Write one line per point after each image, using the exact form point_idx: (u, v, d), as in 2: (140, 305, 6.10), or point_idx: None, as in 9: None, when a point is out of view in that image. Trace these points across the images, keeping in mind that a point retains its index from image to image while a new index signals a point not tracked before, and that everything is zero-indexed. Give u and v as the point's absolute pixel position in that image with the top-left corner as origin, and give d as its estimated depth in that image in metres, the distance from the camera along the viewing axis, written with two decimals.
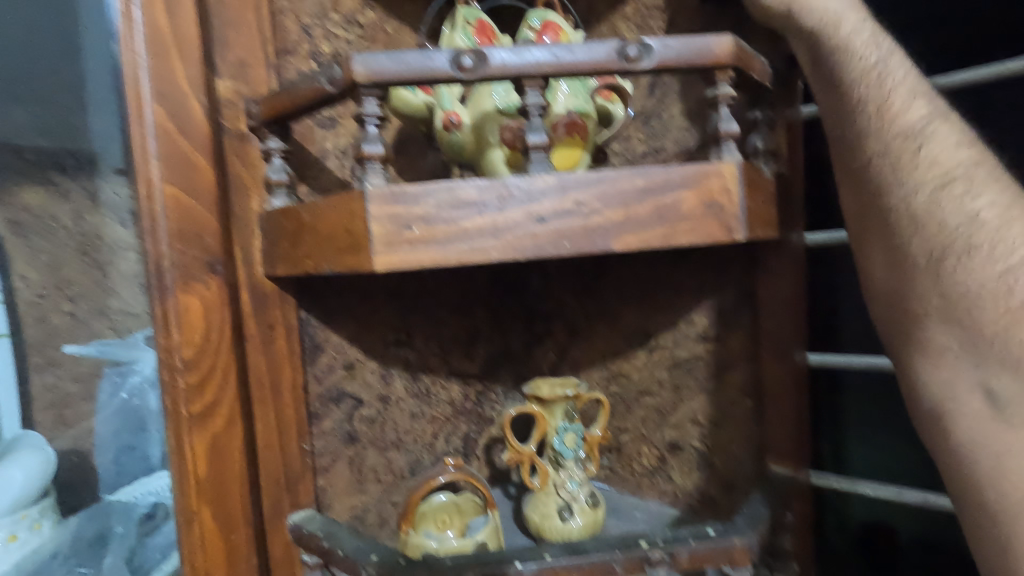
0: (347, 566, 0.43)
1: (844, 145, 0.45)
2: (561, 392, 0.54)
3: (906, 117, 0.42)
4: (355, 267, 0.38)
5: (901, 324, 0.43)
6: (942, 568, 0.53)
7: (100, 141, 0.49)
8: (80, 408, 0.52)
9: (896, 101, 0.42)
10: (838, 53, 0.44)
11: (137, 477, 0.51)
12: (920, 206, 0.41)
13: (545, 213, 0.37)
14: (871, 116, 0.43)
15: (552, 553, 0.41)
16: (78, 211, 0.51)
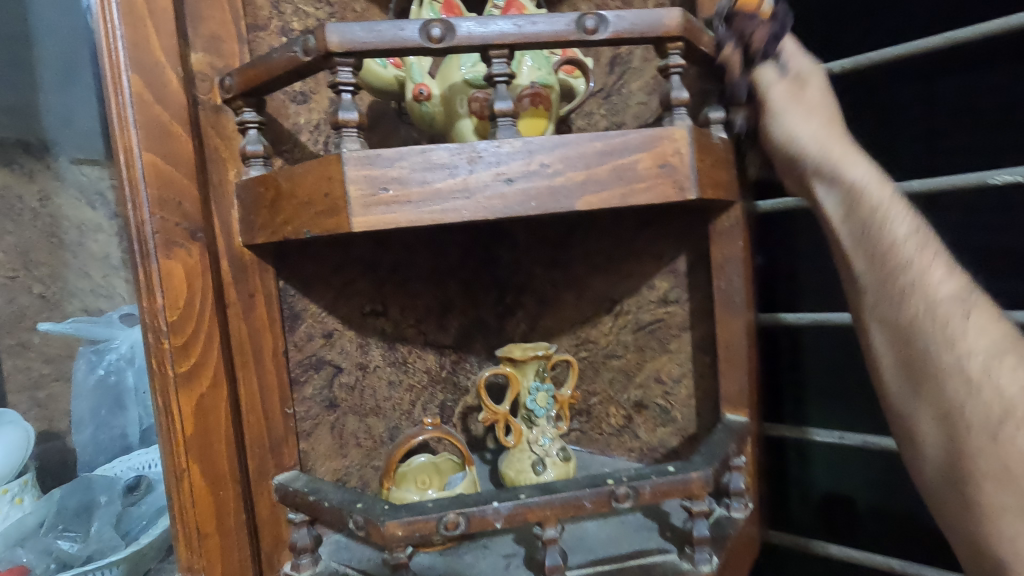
0: (333, 516, 0.45)
1: (870, 299, 0.46)
2: (533, 353, 0.57)
3: (944, 283, 0.43)
4: (334, 229, 0.40)
5: (943, 480, 0.42)
6: (887, 495, 0.60)
7: (59, 127, 0.54)
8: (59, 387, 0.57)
9: (936, 270, 0.44)
10: (876, 213, 0.46)
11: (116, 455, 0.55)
12: (971, 369, 0.41)
13: (513, 174, 0.40)
14: (910, 279, 0.44)
15: (527, 493, 0.43)
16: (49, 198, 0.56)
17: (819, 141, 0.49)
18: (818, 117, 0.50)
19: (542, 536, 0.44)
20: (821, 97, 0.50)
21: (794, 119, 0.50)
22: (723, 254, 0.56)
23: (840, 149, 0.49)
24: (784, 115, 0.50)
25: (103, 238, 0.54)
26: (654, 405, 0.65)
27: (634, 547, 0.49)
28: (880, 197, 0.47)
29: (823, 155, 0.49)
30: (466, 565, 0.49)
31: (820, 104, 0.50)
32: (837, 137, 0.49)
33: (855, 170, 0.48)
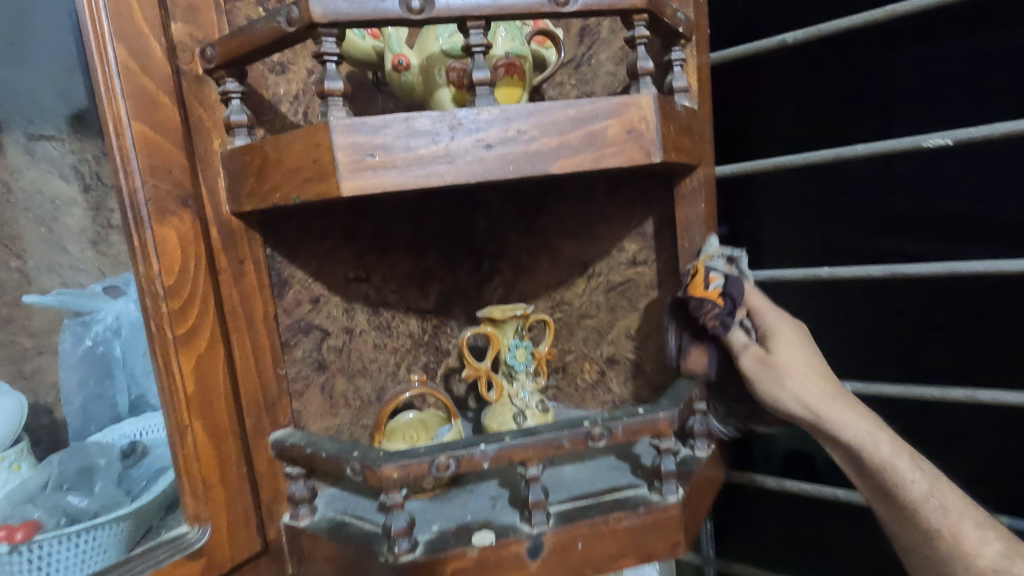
0: (330, 465, 0.48)
1: (888, 498, 0.50)
2: (511, 313, 0.61)
3: (920, 480, 0.49)
4: (323, 194, 0.42)
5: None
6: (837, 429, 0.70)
7: (26, 104, 0.56)
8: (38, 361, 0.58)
9: (942, 479, 0.50)
10: (884, 469, 0.50)
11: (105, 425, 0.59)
12: (968, 539, 0.47)
13: (492, 140, 0.43)
14: (916, 490, 0.49)
15: (510, 436, 0.47)
16: (15, 168, 0.57)
17: (808, 381, 0.53)
18: (804, 367, 0.53)
19: (526, 475, 0.48)
20: (789, 334, 0.55)
21: (785, 376, 0.53)
22: (687, 215, 0.60)
23: (827, 404, 0.52)
24: (772, 377, 0.53)
25: (79, 213, 0.57)
26: (625, 360, 0.69)
27: (609, 485, 0.54)
28: (870, 441, 0.51)
29: (824, 415, 0.52)
30: (456, 507, 0.53)
31: (799, 343, 0.55)
32: (817, 375, 0.53)
33: (848, 418, 0.52)
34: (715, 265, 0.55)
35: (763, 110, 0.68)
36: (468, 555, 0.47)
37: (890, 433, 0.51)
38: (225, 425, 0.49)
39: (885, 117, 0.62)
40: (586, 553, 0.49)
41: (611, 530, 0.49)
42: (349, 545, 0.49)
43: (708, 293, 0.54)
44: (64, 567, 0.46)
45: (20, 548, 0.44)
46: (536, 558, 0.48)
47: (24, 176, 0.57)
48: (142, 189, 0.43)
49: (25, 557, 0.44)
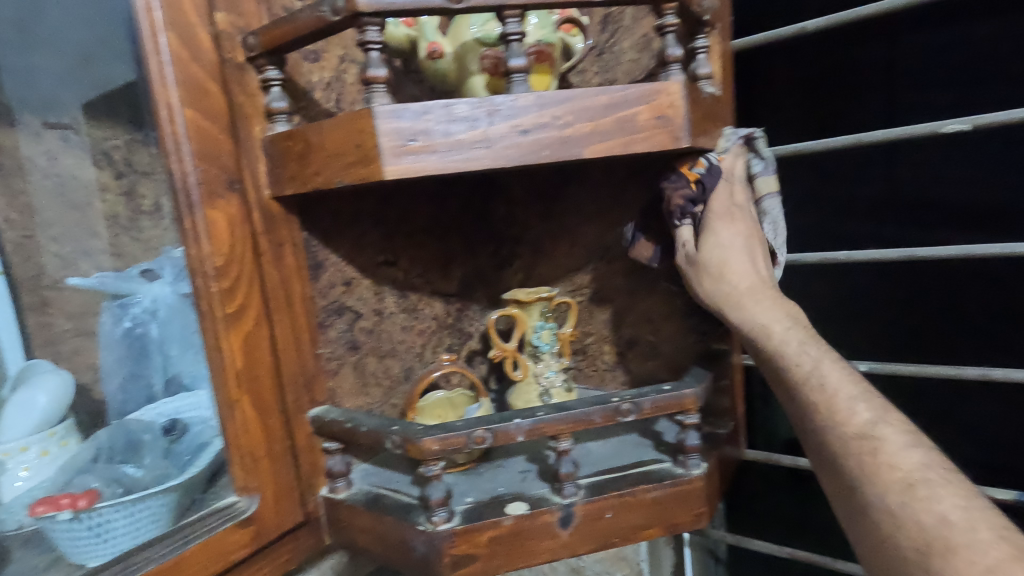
0: (369, 438, 0.51)
1: (834, 449, 0.47)
2: (536, 295, 0.63)
3: (893, 434, 0.45)
4: (366, 178, 0.44)
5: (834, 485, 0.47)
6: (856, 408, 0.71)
7: (59, 87, 0.57)
8: (76, 343, 0.59)
9: (824, 363, 0.51)
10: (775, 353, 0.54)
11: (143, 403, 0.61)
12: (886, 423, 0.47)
13: (527, 126, 0.44)
14: (802, 369, 0.51)
15: (542, 411, 0.49)
16: (50, 152, 0.58)
17: (736, 278, 0.58)
18: (740, 269, 0.58)
19: (557, 448, 0.50)
20: (744, 241, 0.59)
21: (721, 266, 0.58)
22: None
23: (755, 295, 0.57)
24: (710, 261, 0.59)
25: (112, 198, 0.60)
26: (643, 342, 0.72)
27: (633, 459, 0.56)
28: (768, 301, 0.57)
29: (734, 295, 0.58)
30: (487, 480, 0.55)
31: (751, 253, 0.59)
32: (749, 275, 0.58)
33: (765, 306, 0.57)
34: (710, 155, 0.60)
35: (779, 96, 0.70)
36: (502, 524, 0.49)
37: (788, 322, 0.55)
38: (270, 399, 0.51)
39: (892, 105, 0.64)
40: (614, 522, 0.51)
41: (638, 501, 0.51)
42: (386, 514, 0.51)
43: (687, 172, 0.59)
44: (120, 533, 0.48)
45: (83, 514, 0.46)
46: (567, 528, 0.50)
47: (59, 159, 0.58)
48: (192, 173, 0.45)
49: (86, 524, 0.47)
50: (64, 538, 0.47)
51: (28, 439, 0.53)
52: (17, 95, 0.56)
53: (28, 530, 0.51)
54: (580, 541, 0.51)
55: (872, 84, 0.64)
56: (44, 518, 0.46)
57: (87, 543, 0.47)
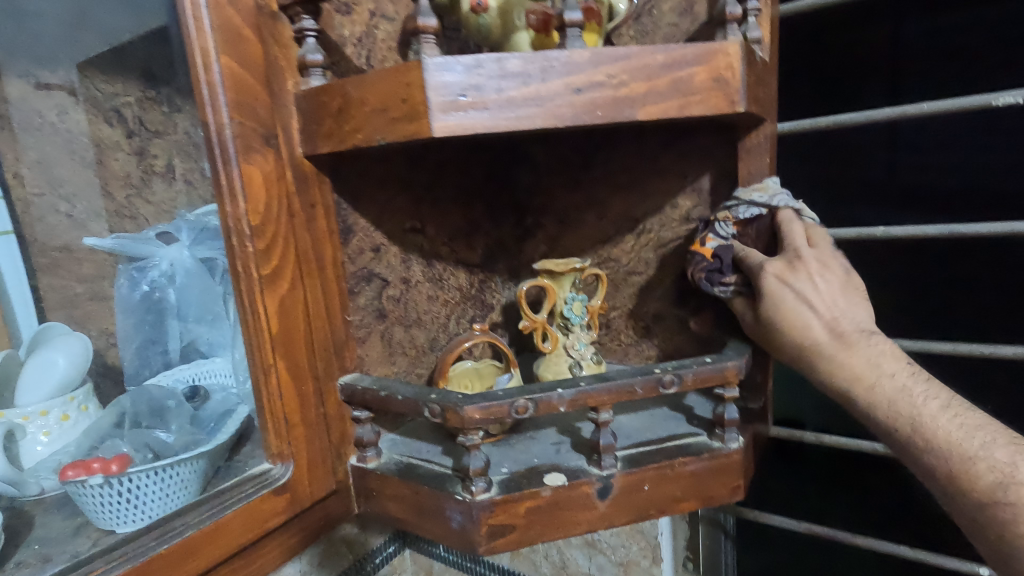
0: (405, 407, 0.50)
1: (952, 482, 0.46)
2: (570, 266, 0.61)
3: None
4: (412, 134, 0.42)
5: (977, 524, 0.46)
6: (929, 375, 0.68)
7: (67, 40, 0.57)
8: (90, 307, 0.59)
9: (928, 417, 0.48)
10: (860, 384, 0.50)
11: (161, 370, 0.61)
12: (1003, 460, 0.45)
13: (581, 84, 0.43)
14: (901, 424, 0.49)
15: (585, 381, 0.48)
16: (61, 107, 0.59)
17: (813, 330, 0.53)
18: (817, 312, 0.53)
19: (597, 419, 0.49)
20: (807, 279, 0.54)
21: (789, 312, 0.53)
22: (749, 170, 0.60)
23: (850, 342, 0.52)
24: (771, 308, 0.54)
25: (123, 157, 0.60)
26: (669, 316, 0.71)
27: (667, 432, 0.55)
28: (865, 350, 0.52)
29: (822, 345, 0.52)
30: (520, 452, 0.54)
31: (822, 291, 0.53)
32: (826, 313, 0.53)
33: (859, 351, 0.52)
34: (720, 227, 0.59)
35: (804, 70, 0.69)
36: (541, 494, 0.48)
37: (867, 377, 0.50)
38: (304, 365, 0.50)
39: (894, 85, 0.65)
40: (651, 495, 0.51)
41: (676, 474, 0.51)
42: (421, 484, 0.50)
43: (699, 249, 0.59)
44: (152, 499, 0.47)
45: (113, 480, 0.45)
46: (605, 499, 0.50)
47: (69, 114, 0.59)
48: (228, 125, 0.43)
49: (116, 489, 0.45)
50: (92, 503, 0.46)
51: (51, 403, 0.52)
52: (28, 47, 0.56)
53: (49, 495, 0.49)
54: (617, 513, 0.50)
55: (880, 64, 0.65)
56: (74, 483, 0.45)
57: (116, 508, 0.46)
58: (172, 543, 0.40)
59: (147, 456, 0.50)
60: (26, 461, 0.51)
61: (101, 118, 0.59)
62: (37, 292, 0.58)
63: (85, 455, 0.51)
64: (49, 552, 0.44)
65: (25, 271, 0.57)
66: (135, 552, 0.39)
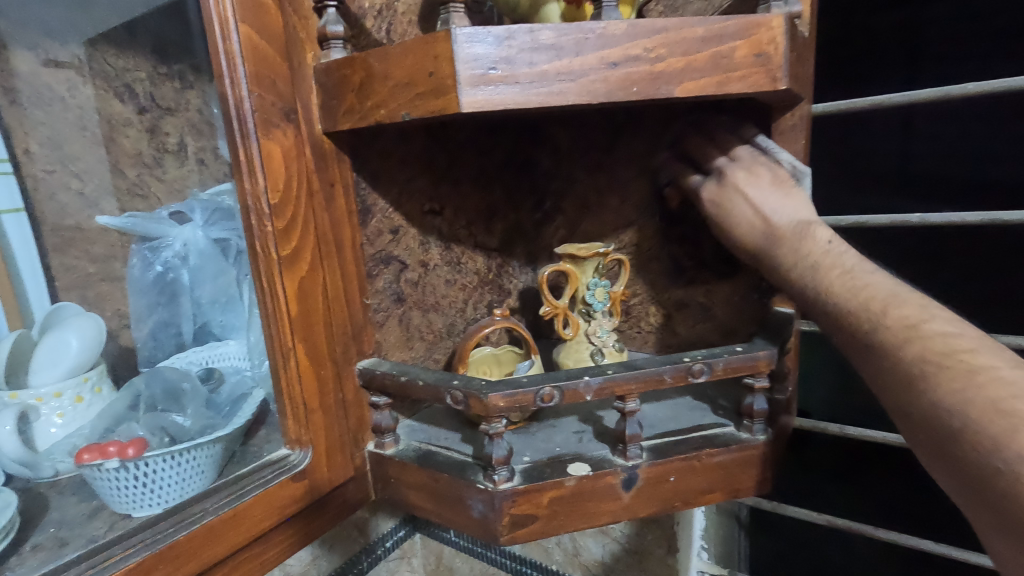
0: (427, 393, 0.48)
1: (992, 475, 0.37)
2: (593, 250, 0.59)
3: None
4: (439, 110, 0.40)
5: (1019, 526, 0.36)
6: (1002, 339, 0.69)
7: (76, 11, 0.55)
8: (103, 288, 0.58)
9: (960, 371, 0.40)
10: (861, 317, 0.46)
11: (173, 353, 0.61)
12: None
13: (616, 59, 0.40)
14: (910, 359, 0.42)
15: (612, 369, 0.47)
16: (71, 81, 0.57)
17: (743, 227, 0.56)
18: (742, 212, 0.56)
19: (623, 409, 0.48)
20: (730, 183, 0.57)
21: (724, 216, 0.57)
22: (783, 153, 0.58)
23: (773, 235, 0.54)
24: (711, 215, 0.59)
25: (135, 134, 0.60)
26: (691, 304, 0.69)
27: (693, 423, 0.54)
28: (790, 238, 0.53)
29: (754, 241, 0.56)
30: (542, 440, 0.53)
31: (750, 190, 0.56)
32: (756, 214, 0.55)
33: (785, 241, 0.53)
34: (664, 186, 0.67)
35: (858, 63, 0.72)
36: (565, 485, 0.47)
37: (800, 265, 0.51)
38: (323, 349, 0.48)
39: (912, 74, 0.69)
40: (677, 487, 0.49)
41: (703, 466, 0.50)
42: (441, 472, 0.49)
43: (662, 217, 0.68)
44: (168, 483, 0.46)
45: (130, 463, 0.44)
46: (630, 490, 0.48)
47: (79, 89, 0.58)
48: (247, 99, 0.42)
49: (132, 473, 0.44)
50: (108, 486, 0.45)
51: (65, 383, 0.51)
52: (36, 18, 0.54)
53: (64, 478, 0.49)
54: (642, 504, 0.49)
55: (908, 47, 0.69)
56: (89, 466, 0.44)
57: (133, 492, 0.45)
58: (191, 529, 0.39)
59: (163, 440, 0.49)
60: (41, 443, 0.50)
61: (112, 93, 0.59)
62: (49, 270, 0.56)
63: (100, 437, 0.50)
64: (65, 535, 0.43)
65: (37, 247, 0.55)
66: (154, 538, 0.38)
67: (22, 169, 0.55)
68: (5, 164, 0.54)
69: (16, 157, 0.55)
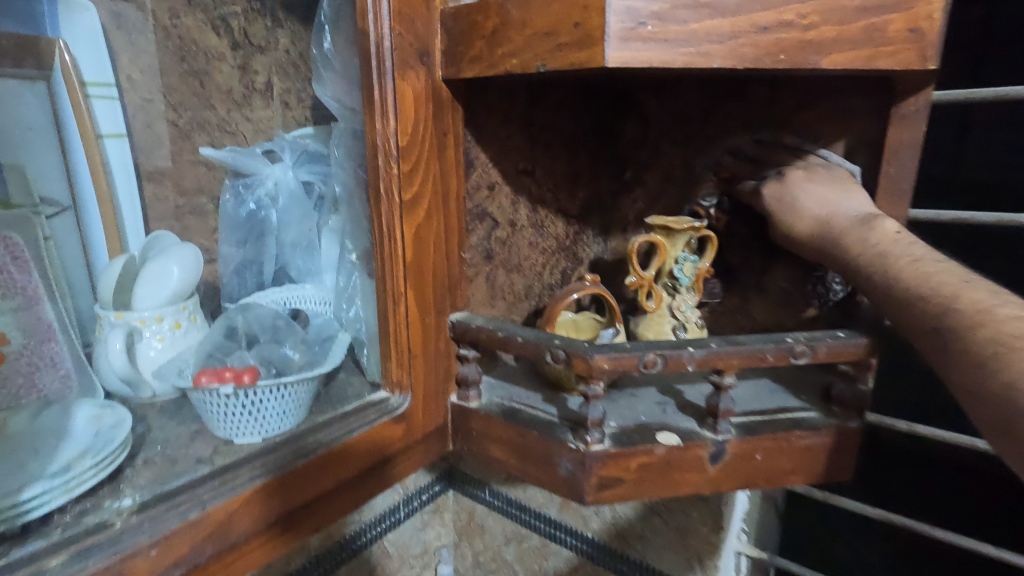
0: (525, 350, 0.48)
1: None
2: (687, 224, 0.58)
3: None
4: (581, 63, 0.39)
5: None
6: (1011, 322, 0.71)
7: None
8: (191, 221, 0.60)
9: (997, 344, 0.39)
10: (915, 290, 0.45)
11: (257, 292, 0.62)
12: None
13: (767, 23, 0.39)
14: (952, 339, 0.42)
15: (715, 342, 0.46)
16: (173, 10, 0.57)
17: (809, 226, 0.56)
18: (806, 210, 0.56)
19: (719, 383, 0.48)
20: (784, 188, 0.59)
21: (783, 210, 0.58)
22: (899, 140, 0.55)
23: (847, 227, 0.53)
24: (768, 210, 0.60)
25: (228, 69, 0.61)
26: (766, 282, 0.68)
27: (778, 403, 0.53)
28: (859, 229, 0.52)
29: (819, 235, 0.55)
30: (626, 407, 0.53)
31: (807, 192, 0.57)
32: (820, 209, 0.56)
33: (853, 231, 0.52)
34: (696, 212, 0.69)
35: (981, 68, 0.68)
36: (656, 452, 0.47)
37: (860, 252, 0.51)
38: (430, 298, 0.49)
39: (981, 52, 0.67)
40: (763, 464, 0.49)
41: (790, 447, 0.50)
42: (530, 428, 0.50)
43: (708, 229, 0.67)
44: (272, 414, 0.46)
45: (242, 391, 0.45)
46: (717, 464, 0.48)
47: (179, 18, 0.57)
48: (387, 36, 0.41)
49: (243, 400, 0.45)
50: (217, 411, 0.46)
51: (165, 310, 0.52)
52: None
53: (162, 399, 0.51)
54: (726, 479, 0.49)
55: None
56: (205, 389, 0.45)
57: (242, 419, 0.46)
58: (310, 457, 0.41)
59: (271, 371, 0.50)
60: (144, 366, 0.51)
61: (210, 26, 0.59)
62: (144, 201, 0.57)
63: (205, 362, 0.51)
64: (173, 454, 0.44)
65: (134, 177, 0.56)
66: (278, 464, 0.39)
67: (123, 95, 0.55)
68: (112, 88, 0.54)
69: (120, 82, 0.55)
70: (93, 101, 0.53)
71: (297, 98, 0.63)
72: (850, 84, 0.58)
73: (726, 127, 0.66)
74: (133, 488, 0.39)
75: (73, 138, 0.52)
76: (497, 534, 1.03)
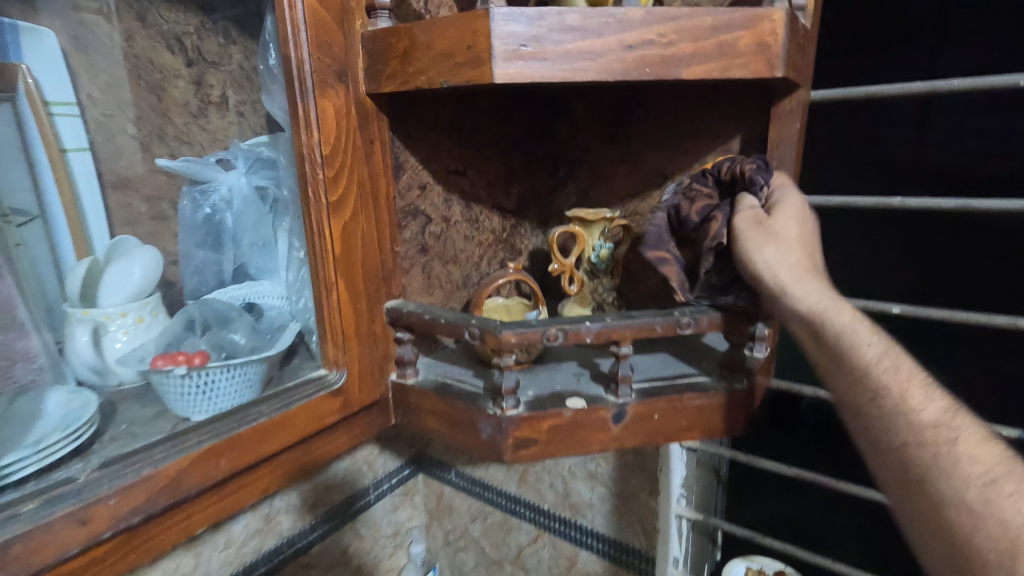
0: (448, 330, 0.55)
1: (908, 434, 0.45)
2: (601, 215, 0.65)
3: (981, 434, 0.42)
4: (474, 80, 0.46)
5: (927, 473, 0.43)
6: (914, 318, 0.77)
7: None
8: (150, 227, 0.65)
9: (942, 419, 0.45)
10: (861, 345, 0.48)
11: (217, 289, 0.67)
12: None
13: (632, 42, 0.46)
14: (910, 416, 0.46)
15: (610, 316, 0.53)
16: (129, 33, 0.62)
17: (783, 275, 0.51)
18: (775, 251, 0.51)
19: (617, 353, 0.55)
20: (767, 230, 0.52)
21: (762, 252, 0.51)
22: (779, 135, 0.62)
23: (793, 275, 0.51)
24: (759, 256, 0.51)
25: (183, 85, 0.66)
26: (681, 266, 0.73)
27: (679, 371, 0.61)
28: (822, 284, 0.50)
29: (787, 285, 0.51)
30: (546, 378, 0.60)
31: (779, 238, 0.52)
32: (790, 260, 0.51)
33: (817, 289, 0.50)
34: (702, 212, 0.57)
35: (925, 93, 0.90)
36: (564, 415, 0.54)
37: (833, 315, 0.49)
38: (360, 286, 0.55)
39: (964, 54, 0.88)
40: (661, 423, 0.57)
41: (684, 407, 0.57)
42: (456, 399, 0.56)
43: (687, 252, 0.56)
44: (223, 393, 0.53)
45: (194, 372, 0.51)
46: (619, 424, 0.56)
47: (135, 40, 0.62)
48: (308, 60, 0.48)
49: (195, 380, 0.52)
50: (174, 392, 0.52)
51: (129, 306, 0.58)
52: None
53: (126, 387, 0.57)
54: (629, 437, 0.56)
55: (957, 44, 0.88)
56: (161, 371, 0.52)
57: (195, 398, 0.52)
58: (251, 426, 0.47)
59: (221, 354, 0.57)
60: (109, 356, 0.56)
61: (164, 45, 0.64)
62: (107, 209, 0.62)
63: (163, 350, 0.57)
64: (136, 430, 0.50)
65: (97, 186, 0.61)
66: (221, 431, 0.46)
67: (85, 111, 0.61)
68: (73, 107, 0.60)
69: (81, 100, 0.60)
70: (58, 119, 0.58)
71: (252, 108, 0.66)
72: (742, 88, 0.65)
73: (641, 126, 0.72)
74: (96, 455, 0.45)
75: (40, 157, 0.58)
76: (464, 513, 1.10)
